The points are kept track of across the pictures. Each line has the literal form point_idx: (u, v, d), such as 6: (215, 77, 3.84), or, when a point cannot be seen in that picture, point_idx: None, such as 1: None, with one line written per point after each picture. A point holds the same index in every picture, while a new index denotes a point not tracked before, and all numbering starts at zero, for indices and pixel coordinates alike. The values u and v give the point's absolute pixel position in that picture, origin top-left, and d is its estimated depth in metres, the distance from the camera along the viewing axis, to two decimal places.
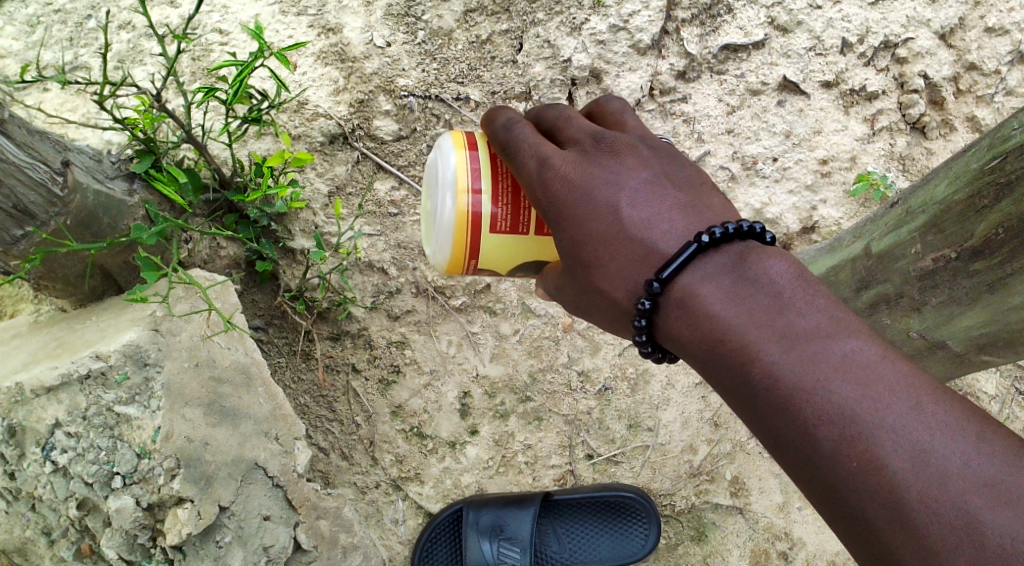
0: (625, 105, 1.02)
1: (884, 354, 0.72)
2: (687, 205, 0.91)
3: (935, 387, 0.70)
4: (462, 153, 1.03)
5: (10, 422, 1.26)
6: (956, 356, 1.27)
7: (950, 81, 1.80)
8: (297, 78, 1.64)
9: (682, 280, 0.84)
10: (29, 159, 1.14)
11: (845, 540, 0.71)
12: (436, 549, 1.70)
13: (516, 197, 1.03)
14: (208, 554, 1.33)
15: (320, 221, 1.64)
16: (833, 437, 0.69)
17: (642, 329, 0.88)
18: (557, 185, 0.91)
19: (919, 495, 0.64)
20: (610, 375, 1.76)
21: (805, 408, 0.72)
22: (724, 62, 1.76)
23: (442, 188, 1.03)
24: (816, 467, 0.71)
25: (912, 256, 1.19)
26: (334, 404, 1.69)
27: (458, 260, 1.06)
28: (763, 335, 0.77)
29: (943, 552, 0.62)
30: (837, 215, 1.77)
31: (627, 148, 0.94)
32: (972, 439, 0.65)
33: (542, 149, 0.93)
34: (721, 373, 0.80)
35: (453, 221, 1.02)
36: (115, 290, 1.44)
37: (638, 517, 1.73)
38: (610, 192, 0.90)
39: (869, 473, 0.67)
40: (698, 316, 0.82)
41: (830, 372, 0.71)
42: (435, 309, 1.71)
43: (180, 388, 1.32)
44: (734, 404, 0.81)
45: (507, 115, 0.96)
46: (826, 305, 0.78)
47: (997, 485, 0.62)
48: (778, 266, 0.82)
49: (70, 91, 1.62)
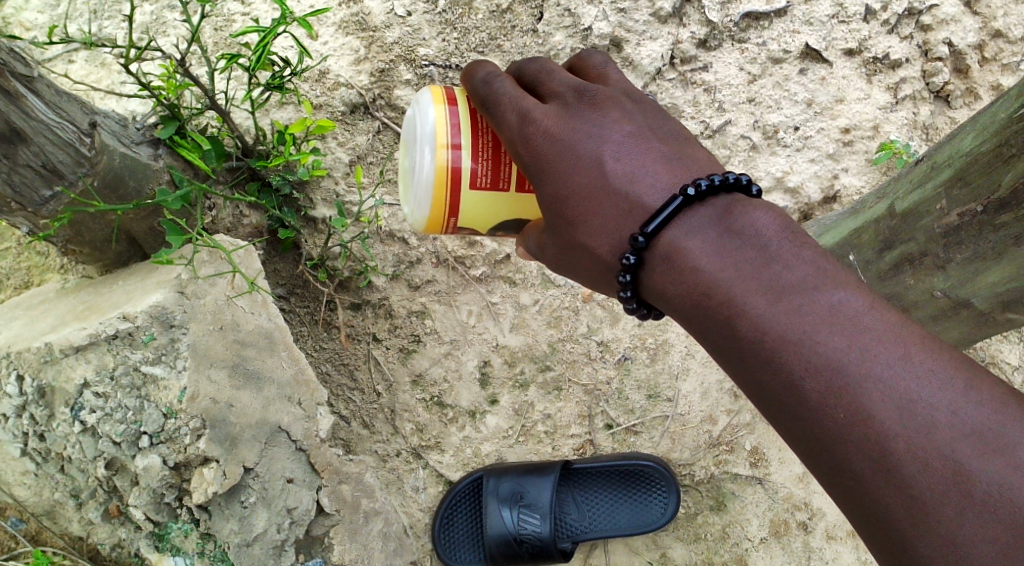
0: (607, 58, 1.00)
1: (872, 305, 0.71)
2: (671, 158, 0.89)
3: (923, 336, 0.69)
4: (440, 108, 1.00)
5: (40, 383, 1.28)
6: (980, 316, 1.28)
7: (974, 48, 1.79)
8: (318, 47, 1.66)
9: (668, 235, 0.83)
10: (58, 119, 1.14)
11: (830, 490, 0.70)
12: (456, 517, 1.72)
13: (497, 153, 1.01)
14: (233, 514, 1.34)
15: (341, 190, 1.66)
16: (820, 389, 0.68)
17: (627, 285, 0.87)
18: (539, 139, 0.89)
19: (907, 446, 0.64)
20: (629, 345, 1.77)
21: (792, 361, 0.71)
22: (746, 31, 1.76)
23: (420, 143, 1.00)
24: (802, 419, 0.70)
25: (937, 212, 1.18)
26: (355, 372, 1.70)
27: (437, 219, 1.03)
28: (750, 287, 0.76)
29: (930, 501, 0.62)
30: (858, 184, 1.76)
31: (611, 101, 0.92)
32: (961, 388, 0.65)
33: (523, 103, 0.90)
34: (706, 327, 0.79)
35: (432, 177, 1.00)
36: (141, 255, 1.45)
37: (656, 485, 1.73)
38: (594, 146, 0.89)
39: (857, 424, 0.66)
40: (683, 270, 0.81)
41: (818, 324, 0.70)
42: (455, 279, 1.73)
43: (205, 349, 1.32)
44: (719, 358, 0.80)
45: (486, 70, 0.95)
46: (813, 257, 0.77)
47: (984, 434, 0.62)
48: (765, 217, 0.81)
49: (94, 62, 1.64)
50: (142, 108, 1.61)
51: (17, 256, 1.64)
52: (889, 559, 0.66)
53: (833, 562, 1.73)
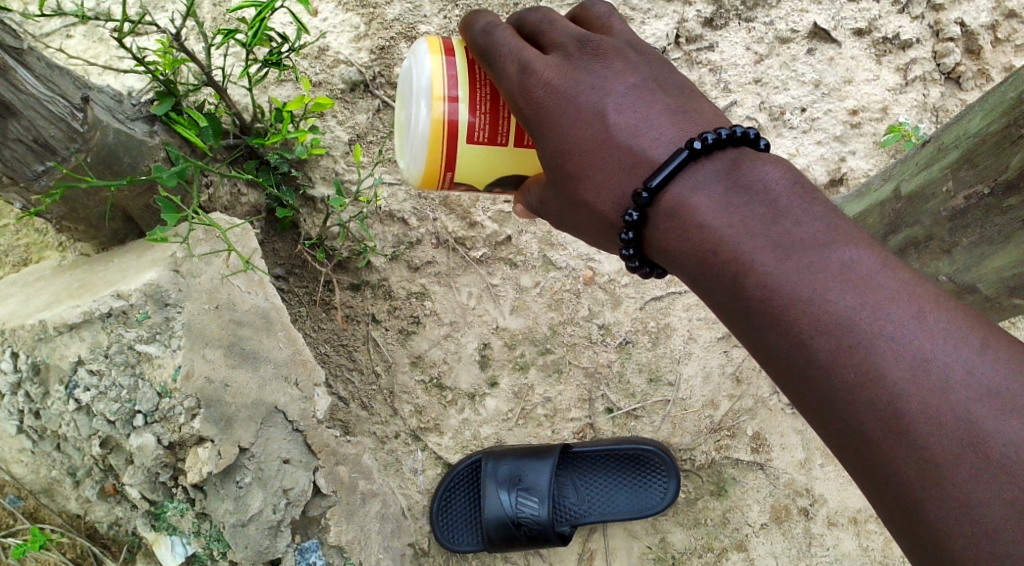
0: (611, 8, 0.96)
1: (885, 263, 0.69)
2: (677, 111, 0.87)
3: (937, 294, 0.67)
4: (438, 59, 0.97)
5: (34, 359, 1.27)
6: (986, 302, 1.25)
7: (987, 29, 1.76)
8: (318, 23, 1.66)
9: (672, 191, 0.80)
10: (49, 93, 1.12)
11: (837, 452, 0.69)
12: (454, 499, 1.71)
13: (495, 106, 0.98)
14: (228, 494, 1.33)
15: (340, 168, 1.64)
16: (830, 348, 0.67)
17: (629, 242, 0.85)
18: (539, 92, 0.87)
19: (919, 406, 0.62)
20: (631, 328, 1.75)
21: (801, 319, 0.69)
22: (753, 9, 1.74)
23: (416, 96, 0.98)
24: (810, 379, 0.68)
25: (943, 195, 1.16)
26: (354, 354, 1.68)
27: (434, 172, 1.01)
28: (758, 244, 0.74)
29: (942, 462, 0.60)
30: (866, 167, 1.73)
31: (614, 52, 0.89)
32: (976, 347, 0.63)
33: (523, 54, 0.88)
34: (713, 286, 0.77)
35: (427, 130, 0.97)
36: (138, 233, 1.43)
37: (656, 470, 1.71)
38: (596, 98, 0.86)
39: (867, 384, 0.64)
40: (689, 228, 0.79)
41: (828, 282, 0.69)
42: (455, 260, 1.71)
43: (201, 328, 1.31)
44: (726, 318, 0.78)
45: (485, 20, 0.91)
46: (824, 212, 0.74)
47: (999, 394, 0.61)
48: (774, 171, 0.78)
49: (92, 37, 1.62)
50: (140, 84, 1.60)
51: (15, 232, 1.62)
52: (897, 521, 0.64)
53: (833, 549, 1.72)
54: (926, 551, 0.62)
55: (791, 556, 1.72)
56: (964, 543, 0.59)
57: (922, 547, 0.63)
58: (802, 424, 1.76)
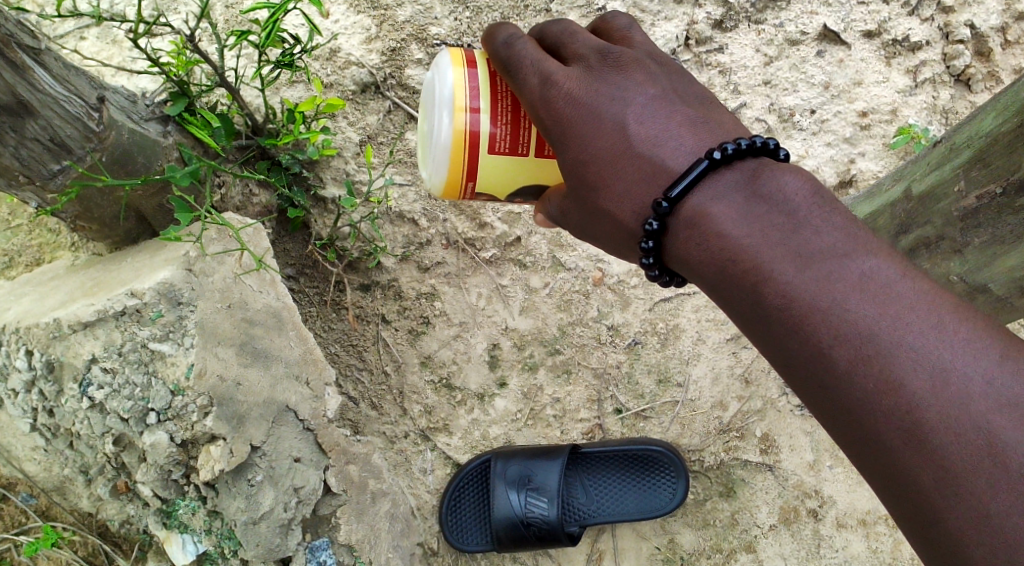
0: (631, 20, 0.96)
1: (905, 274, 0.69)
2: (697, 121, 0.87)
3: (956, 305, 0.68)
4: (460, 70, 0.98)
5: (49, 357, 1.28)
6: (997, 302, 1.24)
7: (997, 31, 1.76)
8: (330, 26, 1.67)
9: (692, 200, 0.81)
10: (65, 92, 1.13)
11: (854, 460, 0.69)
12: (463, 498, 1.71)
13: (516, 116, 0.99)
14: (240, 492, 1.34)
15: (351, 169, 1.64)
16: (849, 357, 0.67)
17: (649, 251, 0.85)
18: (560, 103, 0.87)
19: (939, 416, 0.62)
20: (640, 329, 1.76)
21: (820, 328, 0.69)
22: (763, 11, 1.74)
23: (438, 107, 0.99)
24: (829, 388, 0.69)
25: (955, 195, 1.17)
26: (364, 354, 1.69)
27: (455, 182, 1.01)
28: (777, 254, 0.74)
29: (961, 472, 0.61)
30: (875, 169, 1.73)
31: (635, 64, 0.90)
32: (995, 358, 0.64)
33: (545, 66, 0.88)
34: (731, 295, 0.78)
35: (449, 140, 0.98)
36: (151, 233, 1.44)
37: (665, 470, 1.71)
38: (616, 108, 0.87)
39: (886, 394, 0.65)
40: (708, 237, 0.79)
41: (848, 292, 0.69)
42: (465, 261, 1.72)
43: (213, 327, 1.32)
44: (744, 326, 0.79)
45: (507, 32, 0.91)
46: (843, 222, 0.75)
47: (1019, 404, 0.61)
48: (794, 181, 0.79)
49: (106, 40, 1.64)
50: (152, 86, 1.61)
51: (29, 232, 1.64)
52: (915, 529, 0.65)
53: (842, 551, 1.72)
54: (944, 559, 0.63)
55: (800, 558, 1.72)
56: (983, 552, 0.59)
57: (940, 555, 0.63)
58: (811, 426, 1.76)
